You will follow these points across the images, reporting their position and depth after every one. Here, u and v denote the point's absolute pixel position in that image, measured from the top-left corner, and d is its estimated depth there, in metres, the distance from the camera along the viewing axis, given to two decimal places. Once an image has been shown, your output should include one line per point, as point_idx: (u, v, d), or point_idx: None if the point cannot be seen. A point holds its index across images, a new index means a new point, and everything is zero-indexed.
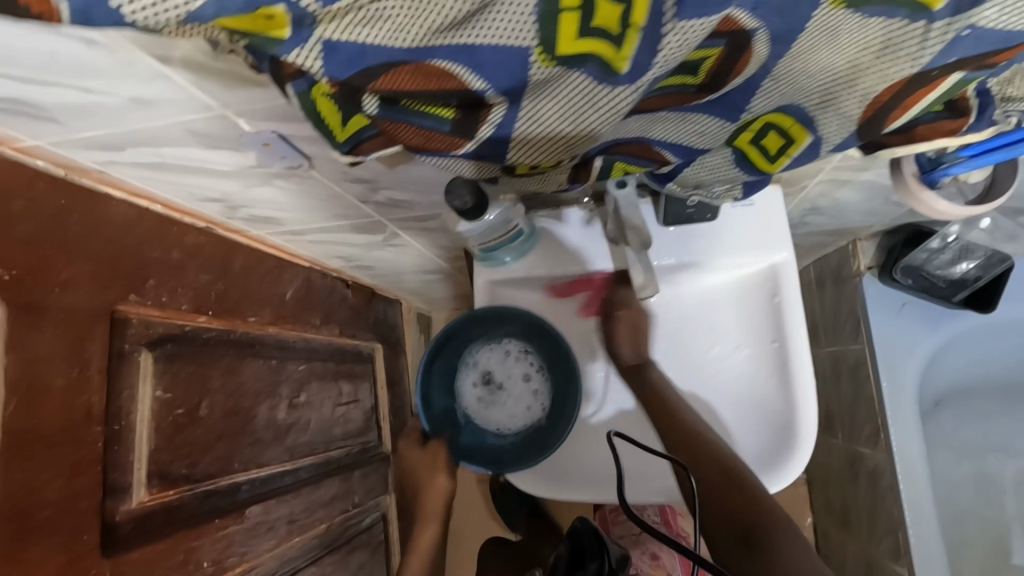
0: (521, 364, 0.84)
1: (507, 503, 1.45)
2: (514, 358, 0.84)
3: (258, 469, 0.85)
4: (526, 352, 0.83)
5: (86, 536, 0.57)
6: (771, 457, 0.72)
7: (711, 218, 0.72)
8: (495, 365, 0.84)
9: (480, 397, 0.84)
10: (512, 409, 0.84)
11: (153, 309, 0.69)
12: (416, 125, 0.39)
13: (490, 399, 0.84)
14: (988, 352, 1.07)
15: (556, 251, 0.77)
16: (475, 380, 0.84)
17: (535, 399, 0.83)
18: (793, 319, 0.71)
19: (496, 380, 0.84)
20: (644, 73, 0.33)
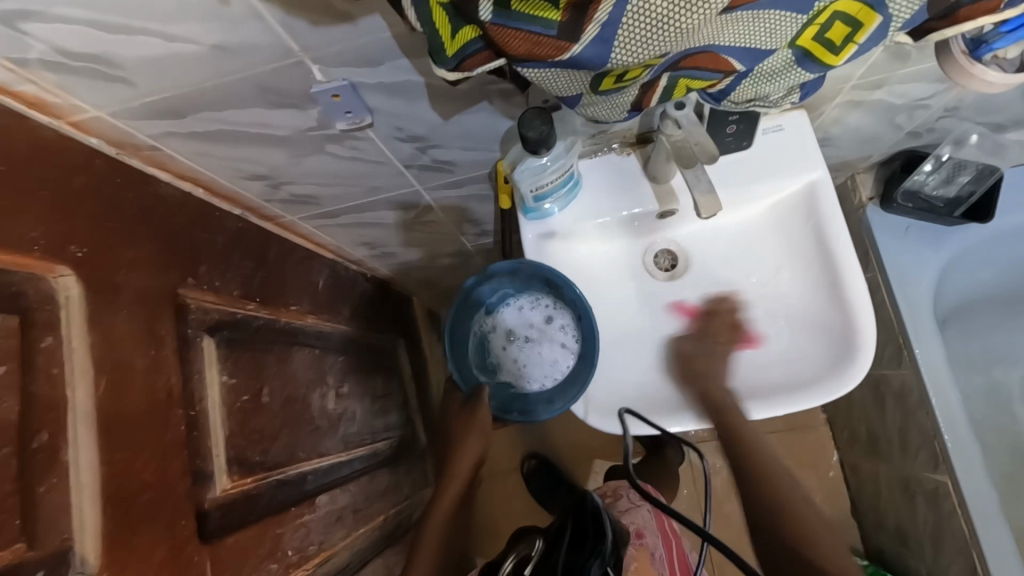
0: (539, 310, 0.85)
1: (545, 486, 1.38)
2: (528, 308, 0.85)
3: (319, 459, 0.82)
4: (537, 298, 0.84)
5: (184, 522, 0.55)
6: (834, 363, 0.74)
7: (747, 145, 0.76)
8: (514, 324, 0.86)
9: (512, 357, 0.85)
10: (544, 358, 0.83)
11: (208, 295, 0.67)
12: (524, 31, 0.40)
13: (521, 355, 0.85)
14: (983, 265, 1.14)
15: (602, 194, 0.78)
16: (501, 343, 0.86)
17: (564, 335, 0.83)
18: (835, 228, 0.74)
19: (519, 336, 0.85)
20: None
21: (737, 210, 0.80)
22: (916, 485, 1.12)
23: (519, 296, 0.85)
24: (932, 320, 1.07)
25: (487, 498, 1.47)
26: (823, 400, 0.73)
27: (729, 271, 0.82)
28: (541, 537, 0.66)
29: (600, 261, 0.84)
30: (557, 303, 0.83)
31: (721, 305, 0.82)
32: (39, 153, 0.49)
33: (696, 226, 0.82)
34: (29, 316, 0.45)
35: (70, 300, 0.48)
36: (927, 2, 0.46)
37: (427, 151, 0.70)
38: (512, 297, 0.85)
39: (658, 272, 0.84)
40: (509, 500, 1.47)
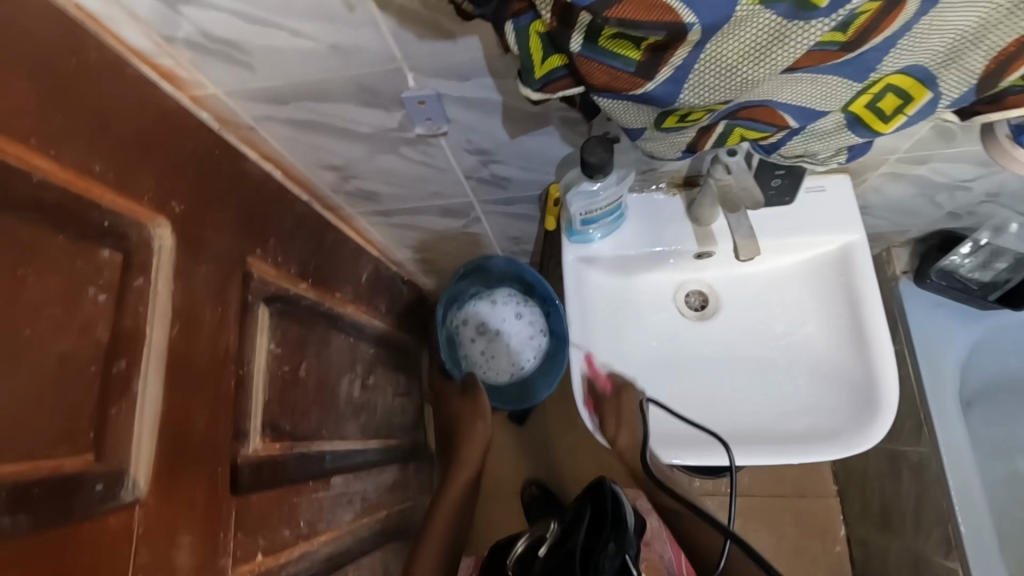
0: (508, 306, 1.05)
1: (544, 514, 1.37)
2: (498, 304, 1.06)
3: (339, 442, 0.85)
4: (507, 296, 1.06)
5: (220, 471, 0.58)
6: (854, 417, 0.76)
7: (789, 200, 0.80)
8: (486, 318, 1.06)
9: (481, 348, 1.06)
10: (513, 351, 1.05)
11: (270, 268, 0.72)
12: (606, 65, 0.45)
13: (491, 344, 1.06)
14: (1012, 352, 1.14)
15: (644, 228, 0.82)
16: (475, 333, 1.06)
17: (529, 328, 1.06)
18: (867, 289, 0.76)
19: (490, 329, 1.06)
20: (840, 7, 0.40)
21: (772, 260, 0.83)
22: (926, 568, 1.09)
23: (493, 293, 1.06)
24: (956, 403, 1.07)
25: (484, 522, 1.45)
26: (844, 451, 0.74)
27: (757, 318, 0.85)
28: (557, 520, 0.73)
29: (634, 292, 0.87)
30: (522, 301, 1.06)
31: (746, 350, 0.84)
32: (161, 118, 0.56)
33: (731, 270, 0.85)
34: (129, 257, 0.50)
35: (163, 248, 0.53)
36: (976, 84, 0.50)
37: (489, 165, 0.76)
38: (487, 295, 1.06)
39: (688, 310, 0.87)
40: (506, 524, 1.46)
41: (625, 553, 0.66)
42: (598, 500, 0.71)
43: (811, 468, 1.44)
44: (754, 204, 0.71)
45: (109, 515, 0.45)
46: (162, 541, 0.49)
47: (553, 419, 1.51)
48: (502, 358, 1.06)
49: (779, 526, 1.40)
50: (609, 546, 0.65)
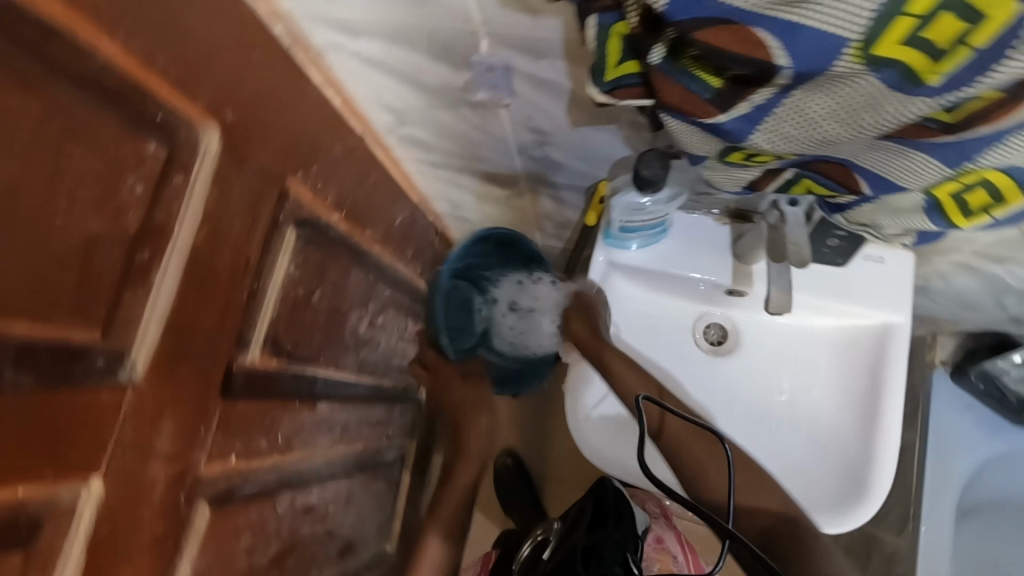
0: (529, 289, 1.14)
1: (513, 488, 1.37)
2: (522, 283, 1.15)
3: (334, 370, 0.88)
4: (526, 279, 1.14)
5: (215, 372, 0.61)
6: (863, 468, 0.74)
7: (840, 261, 0.75)
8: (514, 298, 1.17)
9: (510, 324, 1.19)
10: (534, 329, 1.16)
11: (308, 191, 0.73)
12: (682, 84, 0.43)
13: (521, 322, 1.18)
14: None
15: (682, 249, 0.79)
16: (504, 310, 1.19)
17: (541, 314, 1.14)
18: (895, 368, 0.73)
19: (520, 308, 1.17)
20: (951, 89, 0.37)
21: (804, 318, 0.79)
22: None
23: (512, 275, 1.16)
24: (950, 506, 1.03)
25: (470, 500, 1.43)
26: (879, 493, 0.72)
27: (770, 370, 0.82)
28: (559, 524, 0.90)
29: (655, 308, 0.85)
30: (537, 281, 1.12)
31: (749, 398, 0.82)
32: (235, 24, 0.56)
33: (759, 315, 0.82)
34: (174, 154, 0.51)
35: (207, 153, 0.54)
36: None
37: (543, 146, 0.74)
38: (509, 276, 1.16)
39: (704, 342, 0.84)
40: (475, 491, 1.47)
41: (625, 550, 0.78)
42: (602, 494, 0.88)
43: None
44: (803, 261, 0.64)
45: (101, 390, 0.48)
46: (146, 425, 0.53)
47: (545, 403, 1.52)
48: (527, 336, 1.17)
49: None
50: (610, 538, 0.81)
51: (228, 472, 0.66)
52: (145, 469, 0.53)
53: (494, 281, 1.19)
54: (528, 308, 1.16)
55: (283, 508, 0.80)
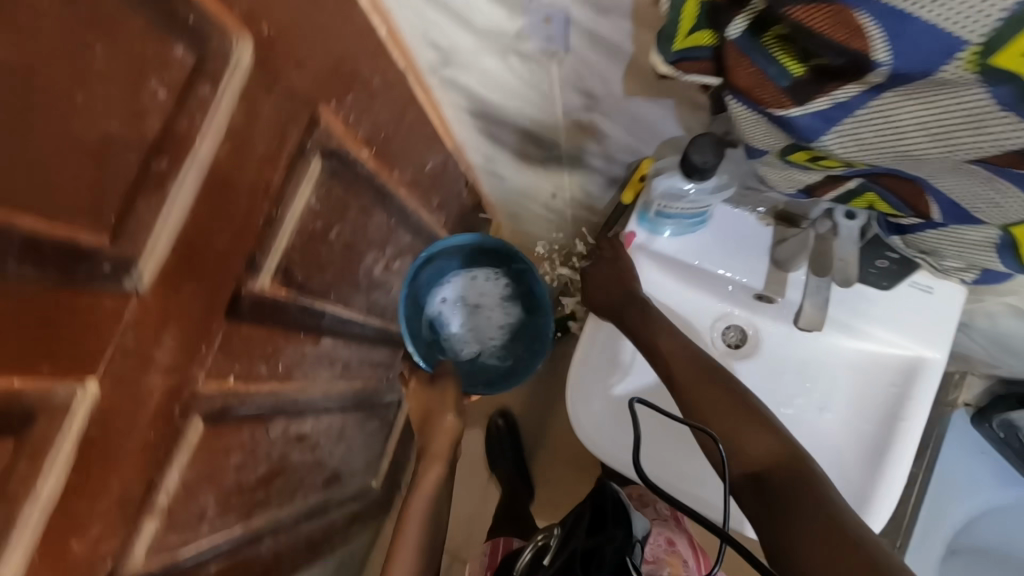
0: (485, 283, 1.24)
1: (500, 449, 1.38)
2: (478, 280, 1.23)
3: (343, 308, 0.88)
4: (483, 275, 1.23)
5: (222, 294, 0.60)
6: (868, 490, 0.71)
7: (885, 286, 0.71)
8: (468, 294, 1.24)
9: (470, 323, 1.26)
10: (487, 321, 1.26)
11: (339, 123, 0.70)
12: (758, 67, 0.39)
13: (476, 317, 1.27)
14: None
15: (718, 243, 0.75)
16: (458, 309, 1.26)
17: (500, 305, 1.26)
18: (917, 407, 0.70)
19: (472, 303, 1.26)
20: None
21: (831, 339, 0.75)
22: None
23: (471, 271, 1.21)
24: (938, 546, 1.01)
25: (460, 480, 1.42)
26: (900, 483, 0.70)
27: (783, 385, 0.78)
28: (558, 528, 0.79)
29: (677, 300, 0.81)
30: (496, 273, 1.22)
31: None
32: None
33: (785, 326, 0.77)
34: (202, 63, 0.49)
35: (237, 68, 0.51)
36: None
37: (591, 113, 0.70)
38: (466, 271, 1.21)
39: (720, 343, 0.80)
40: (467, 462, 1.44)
41: (625, 552, 0.72)
42: (602, 500, 0.83)
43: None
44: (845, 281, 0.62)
45: (105, 296, 0.47)
46: (148, 336, 0.53)
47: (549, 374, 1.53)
48: (488, 328, 1.27)
49: None
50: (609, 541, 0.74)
51: (225, 392, 0.66)
52: (142, 378, 0.54)
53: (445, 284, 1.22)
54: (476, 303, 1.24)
55: (276, 433, 0.81)
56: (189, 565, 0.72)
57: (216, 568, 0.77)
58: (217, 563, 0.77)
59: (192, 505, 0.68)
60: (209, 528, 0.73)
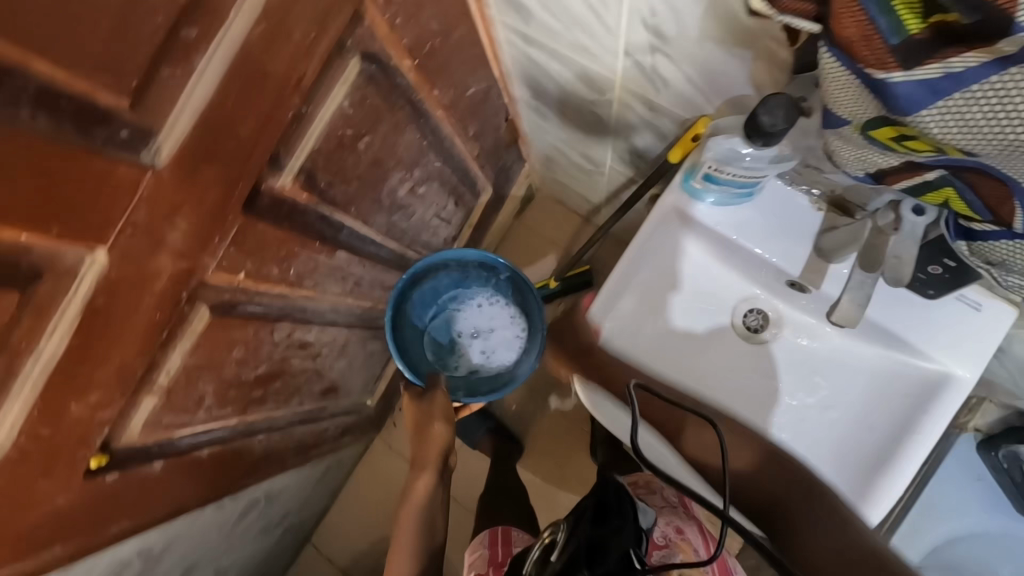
0: (494, 309, 1.19)
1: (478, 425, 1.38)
2: (485, 304, 1.19)
3: (362, 224, 0.86)
4: (493, 300, 1.18)
5: (241, 186, 0.58)
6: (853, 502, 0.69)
7: (931, 294, 0.66)
8: (478, 322, 1.19)
9: (478, 349, 1.18)
10: (503, 345, 1.18)
11: (382, 24, 0.65)
12: (869, 17, 0.36)
13: (486, 344, 1.18)
14: None
15: (760, 221, 0.71)
16: (469, 335, 1.20)
17: (511, 326, 1.18)
18: (933, 422, 0.67)
19: (482, 330, 1.19)
20: None
21: (852, 339, 0.73)
22: None
23: (479, 296, 1.19)
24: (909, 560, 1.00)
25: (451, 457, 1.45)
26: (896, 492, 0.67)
27: (794, 377, 0.76)
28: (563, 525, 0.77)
29: (703, 271, 0.78)
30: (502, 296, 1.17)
31: (756, 392, 0.77)
32: None
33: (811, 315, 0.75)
34: None
35: None
36: None
37: (654, 55, 0.64)
38: (475, 297, 1.20)
39: (739, 322, 0.78)
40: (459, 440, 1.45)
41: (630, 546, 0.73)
42: (605, 496, 0.84)
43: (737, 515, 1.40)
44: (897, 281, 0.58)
45: (120, 164, 0.45)
46: (162, 214, 0.51)
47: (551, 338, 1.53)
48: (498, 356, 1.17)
49: None
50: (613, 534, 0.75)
51: (234, 286, 0.66)
52: (152, 257, 0.52)
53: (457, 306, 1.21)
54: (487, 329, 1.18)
55: (280, 336, 0.81)
56: (182, 445, 0.74)
57: (208, 453, 0.80)
58: (210, 449, 0.80)
59: (190, 391, 0.69)
60: (205, 415, 0.75)
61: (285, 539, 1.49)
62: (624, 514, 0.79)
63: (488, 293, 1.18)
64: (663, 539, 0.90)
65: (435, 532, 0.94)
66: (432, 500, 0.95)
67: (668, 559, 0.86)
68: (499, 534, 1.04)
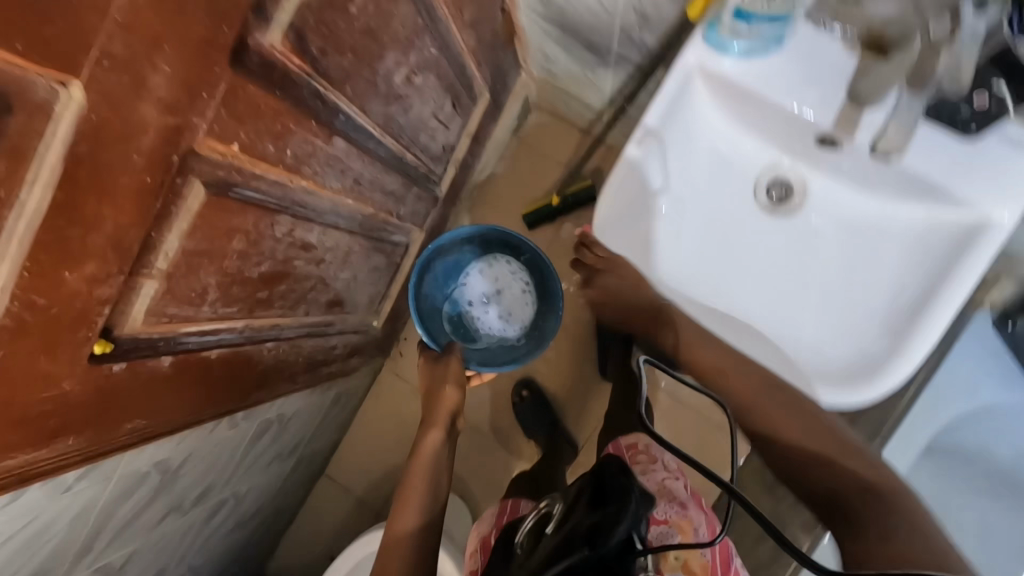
0: (499, 272, 1.36)
1: (533, 418, 1.54)
2: (490, 268, 1.35)
3: (358, 111, 0.80)
4: (497, 263, 1.35)
5: (226, 32, 0.52)
6: (874, 365, 0.69)
7: (971, 133, 0.63)
8: (483, 289, 1.36)
9: (492, 312, 1.35)
10: (516, 308, 1.35)
11: None
12: None
13: (495, 305, 1.35)
14: None
15: (789, 72, 0.67)
16: (479, 300, 1.36)
17: (517, 285, 1.35)
18: (971, 266, 0.65)
19: (490, 294, 1.35)
20: None
21: (880, 202, 0.72)
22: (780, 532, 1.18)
23: (483, 264, 1.36)
24: (917, 440, 1.03)
25: (482, 402, 1.62)
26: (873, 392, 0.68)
27: (819, 247, 0.75)
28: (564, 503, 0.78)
29: (725, 139, 0.76)
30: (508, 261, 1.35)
31: (780, 264, 0.76)
32: None
33: (839, 175, 0.73)
34: None
35: None
36: None
37: None
38: (479, 265, 1.36)
39: (763, 197, 0.76)
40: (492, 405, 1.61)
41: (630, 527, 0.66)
42: (603, 475, 0.77)
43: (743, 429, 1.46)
44: (954, 88, 0.61)
45: None
46: (141, 49, 0.45)
47: (548, 249, 1.58)
48: (512, 313, 1.35)
49: (680, 439, 1.50)
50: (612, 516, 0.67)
51: (227, 160, 0.60)
52: (136, 103, 0.47)
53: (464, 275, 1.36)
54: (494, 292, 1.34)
55: (281, 232, 0.77)
56: (190, 343, 0.71)
57: (215, 355, 0.77)
58: (218, 350, 0.77)
59: (193, 281, 0.65)
60: (210, 311, 0.72)
61: (301, 468, 1.50)
62: (623, 494, 0.71)
63: (492, 257, 1.35)
64: (664, 515, 0.92)
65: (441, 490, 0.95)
66: (438, 457, 0.98)
67: (666, 538, 0.88)
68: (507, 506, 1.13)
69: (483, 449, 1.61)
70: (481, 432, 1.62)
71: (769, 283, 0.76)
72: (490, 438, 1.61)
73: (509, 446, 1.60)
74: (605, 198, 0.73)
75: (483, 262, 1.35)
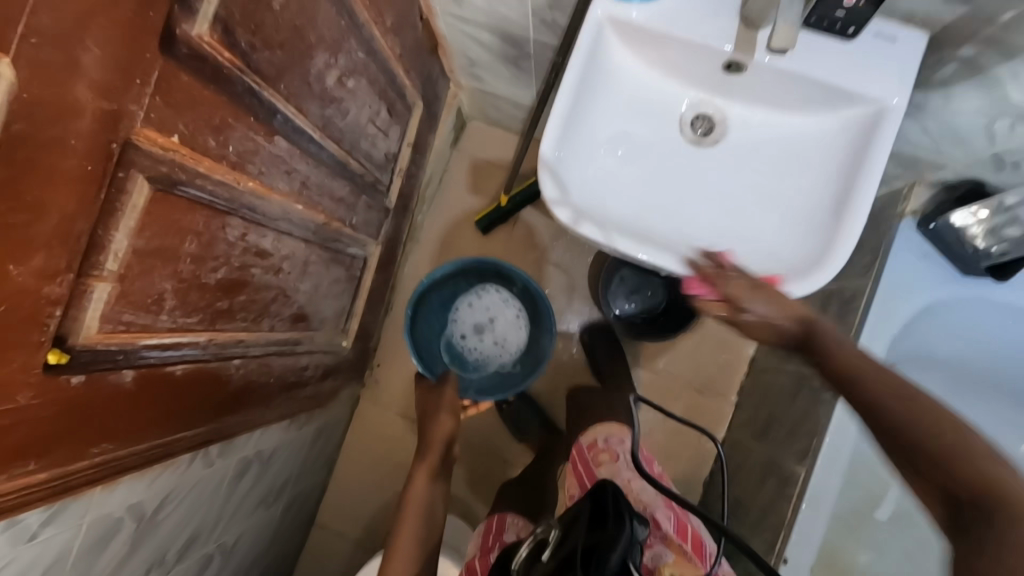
0: (490, 300, 1.39)
1: (522, 414, 1.52)
2: (481, 297, 1.38)
3: (296, 112, 0.81)
4: (488, 291, 1.38)
5: (152, 17, 0.53)
6: (818, 255, 0.75)
7: (849, 34, 0.72)
8: (478, 318, 1.39)
9: (490, 340, 1.39)
10: (511, 333, 1.39)
11: None
12: None
13: (491, 333, 1.39)
14: (978, 326, 1.14)
15: (686, 7, 0.74)
16: (474, 330, 1.39)
17: (510, 311, 1.39)
18: (878, 150, 0.73)
19: (485, 322, 1.39)
20: None
21: (790, 115, 0.81)
22: (776, 469, 1.19)
23: (475, 294, 1.39)
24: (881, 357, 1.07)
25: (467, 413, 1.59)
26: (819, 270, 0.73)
27: (750, 165, 0.82)
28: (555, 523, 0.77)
29: (646, 83, 0.82)
30: (498, 289, 1.38)
31: (719, 186, 0.82)
32: None
33: (749, 98, 0.81)
34: None
35: None
36: None
37: None
38: (470, 295, 1.39)
39: (689, 131, 0.83)
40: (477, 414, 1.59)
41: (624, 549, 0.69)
42: (601, 496, 0.79)
43: (717, 399, 1.52)
44: None
45: None
46: (67, 29, 0.46)
47: (505, 249, 1.61)
48: (508, 338, 1.39)
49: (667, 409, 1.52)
50: (609, 537, 0.70)
51: (169, 155, 0.60)
52: (68, 85, 0.47)
53: (456, 308, 1.39)
54: (487, 322, 1.38)
55: (233, 236, 0.76)
56: (152, 358, 0.69)
57: (181, 372, 0.75)
58: (182, 367, 0.75)
59: (148, 285, 0.64)
60: (169, 321, 0.70)
61: (290, 517, 1.42)
62: (619, 517, 0.73)
63: (481, 285, 1.38)
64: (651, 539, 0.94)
65: (436, 521, 0.91)
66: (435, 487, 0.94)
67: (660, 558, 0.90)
68: (494, 524, 1.13)
69: (476, 461, 1.57)
70: (470, 444, 1.58)
71: (713, 204, 0.82)
72: (481, 449, 1.58)
73: (501, 453, 1.57)
74: (548, 135, 0.75)
75: (474, 293, 1.38)
